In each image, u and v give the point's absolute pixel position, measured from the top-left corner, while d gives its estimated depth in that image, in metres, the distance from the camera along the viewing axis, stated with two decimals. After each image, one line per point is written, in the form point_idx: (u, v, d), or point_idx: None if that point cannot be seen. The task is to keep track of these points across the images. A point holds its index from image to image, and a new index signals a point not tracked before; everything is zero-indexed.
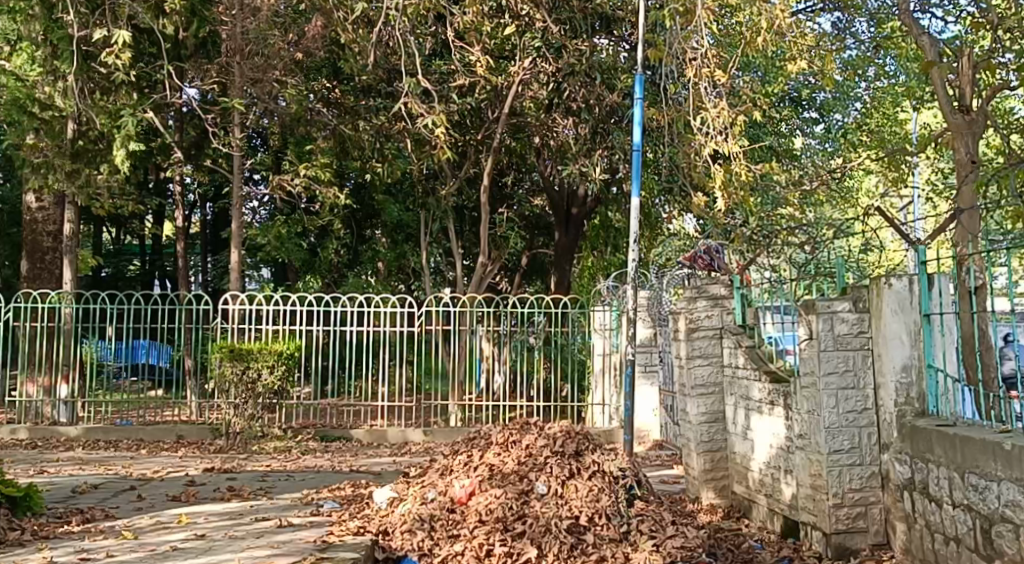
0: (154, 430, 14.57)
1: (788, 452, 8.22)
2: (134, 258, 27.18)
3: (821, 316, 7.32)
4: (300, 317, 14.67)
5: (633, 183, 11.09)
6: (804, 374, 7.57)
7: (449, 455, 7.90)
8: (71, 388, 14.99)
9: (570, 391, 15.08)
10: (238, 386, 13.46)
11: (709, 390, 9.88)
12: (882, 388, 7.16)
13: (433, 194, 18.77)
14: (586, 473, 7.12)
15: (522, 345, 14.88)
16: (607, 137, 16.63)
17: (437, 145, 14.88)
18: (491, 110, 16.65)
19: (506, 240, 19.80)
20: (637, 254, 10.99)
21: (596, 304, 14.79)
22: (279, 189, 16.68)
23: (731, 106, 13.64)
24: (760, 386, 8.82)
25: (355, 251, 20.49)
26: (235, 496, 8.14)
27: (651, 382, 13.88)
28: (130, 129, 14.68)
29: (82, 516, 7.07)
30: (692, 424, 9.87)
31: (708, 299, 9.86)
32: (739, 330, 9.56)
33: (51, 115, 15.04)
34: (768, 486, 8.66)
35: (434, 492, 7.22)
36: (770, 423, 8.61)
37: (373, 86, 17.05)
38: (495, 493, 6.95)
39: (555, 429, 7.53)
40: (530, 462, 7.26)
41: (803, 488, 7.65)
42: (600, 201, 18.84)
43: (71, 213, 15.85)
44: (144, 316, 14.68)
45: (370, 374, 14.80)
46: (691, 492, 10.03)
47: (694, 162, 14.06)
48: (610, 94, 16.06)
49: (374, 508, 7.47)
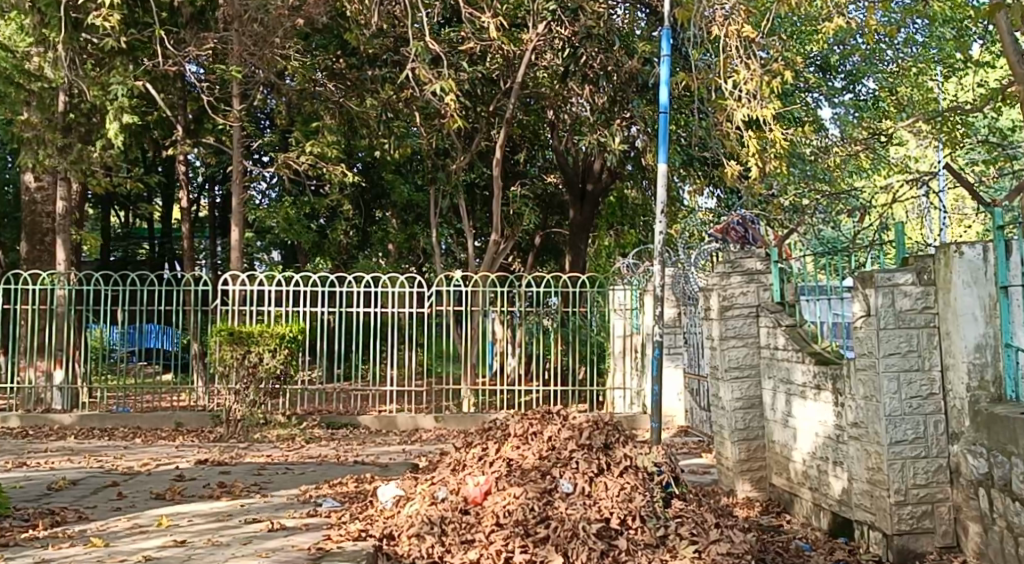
0: (152, 418, 13.79)
1: (839, 442, 7.41)
2: (144, 242, 26.63)
3: (880, 290, 6.49)
4: (304, 299, 13.87)
5: (660, 147, 10.14)
6: (859, 356, 6.76)
7: (461, 448, 7.15)
8: (67, 372, 14.11)
9: (589, 374, 14.32)
10: (239, 369, 12.70)
11: (744, 373, 9.02)
12: (951, 370, 6.33)
13: (443, 169, 17.50)
14: (617, 470, 6.34)
15: (536, 327, 14.05)
16: (625, 106, 15.61)
17: (447, 113, 14.05)
18: (503, 80, 15.78)
19: (519, 218, 18.60)
20: (663, 227, 10.01)
21: (615, 283, 13.97)
22: (285, 167, 15.82)
23: (765, 67, 12.97)
24: (804, 368, 8.01)
25: (364, 232, 19.71)
26: (226, 493, 7.35)
27: (675, 364, 13.13)
28: (124, 101, 13.88)
29: (52, 518, 6.32)
30: (725, 411, 9.04)
31: (743, 275, 8.98)
32: (777, 308, 8.75)
33: (40, 86, 14.30)
34: (814, 479, 7.86)
35: (445, 491, 6.45)
36: (816, 410, 7.80)
37: (379, 55, 16.14)
38: (515, 492, 6.16)
39: (582, 419, 6.74)
40: (553, 457, 6.48)
41: (859, 484, 6.83)
42: (616, 176, 17.89)
43: (64, 191, 15.04)
44: (140, 297, 13.89)
45: (379, 357, 14.02)
46: (724, 484, 9.20)
47: (726, 130, 13.34)
48: (629, 60, 15.09)
49: (378, 507, 6.70)
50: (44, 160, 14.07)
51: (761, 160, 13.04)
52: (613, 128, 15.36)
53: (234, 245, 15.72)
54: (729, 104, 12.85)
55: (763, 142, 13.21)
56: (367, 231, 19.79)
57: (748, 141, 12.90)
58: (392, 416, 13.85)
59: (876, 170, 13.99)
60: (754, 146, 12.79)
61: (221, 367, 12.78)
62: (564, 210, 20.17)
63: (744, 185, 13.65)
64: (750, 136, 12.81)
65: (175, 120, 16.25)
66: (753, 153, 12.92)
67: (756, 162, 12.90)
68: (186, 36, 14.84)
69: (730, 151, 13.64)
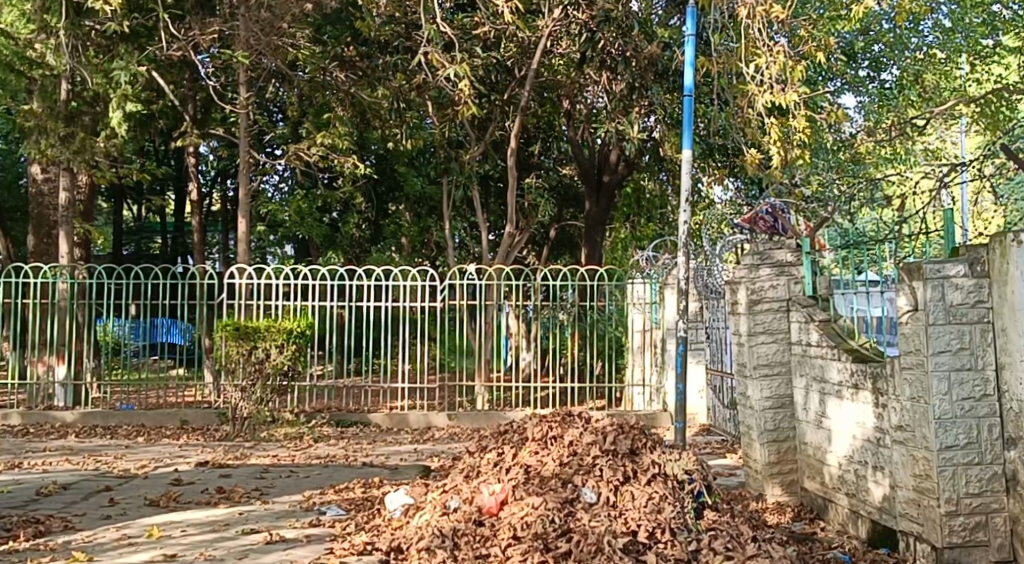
0: (156, 415, 13.36)
1: (880, 445, 6.93)
2: (157, 237, 26.30)
3: (930, 282, 5.98)
4: (312, 293, 13.44)
5: (684, 133, 9.68)
6: (904, 354, 6.25)
7: (475, 453, 6.72)
8: (69, 368, 13.69)
9: (606, 370, 13.84)
10: (245, 366, 12.27)
11: (774, 371, 8.50)
12: (1008, 369, 5.86)
13: (456, 160, 16.99)
14: (644, 477, 5.86)
15: (552, 322, 13.57)
16: (645, 94, 15.07)
17: (462, 98, 13.57)
18: (519, 67, 15.22)
19: (534, 210, 18.17)
20: (688, 216, 9.51)
21: (635, 276, 13.48)
22: (295, 159, 15.36)
23: (790, 51, 12.41)
24: (840, 366, 7.52)
25: (376, 225, 19.29)
26: (225, 499, 6.89)
27: (697, 360, 12.66)
28: (126, 88, 13.40)
29: (35, 528, 5.92)
30: (754, 411, 8.53)
31: (772, 267, 8.51)
32: (809, 302, 8.23)
33: (41, 73, 13.73)
34: (851, 485, 7.38)
35: (458, 501, 6.03)
36: (854, 411, 7.32)
37: (390, 42, 15.51)
38: (533, 503, 5.69)
39: (605, 422, 6.30)
40: (575, 464, 6.01)
41: (903, 492, 6.34)
42: (633, 167, 17.34)
43: (67, 181, 14.60)
44: (144, 292, 13.45)
45: (390, 352, 13.58)
46: (752, 487, 8.70)
47: (747, 116, 12.74)
48: (648, 44, 14.55)
49: (386, 517, 6.26)
50: (46, 150, 13.70)
51: (783, 148, 12.54)
52: (632, 116, 14.92)
53: (241, 239, 15.30)
54: (750, 89, 12.26)
55: (785, 129, 12.66)
56: (380, 224, 19.37)
57: (769, 128, 12.36)
58: (403, 414, 13.44)
59: (900, 157, 13.55)
60: (775, 134, 12.29)
61: (225, 364, 12.36)
62: (579, 202, 19.70)
63: (766, 173, 13.13)
64: (772, 122, 12.28)
65: (183, 110, 15.82)
66: (774, 141, 12.42)
67: (778, 151, 12.43)
68: (192, 22, 14.38)
69: (751, 138, 13.12)
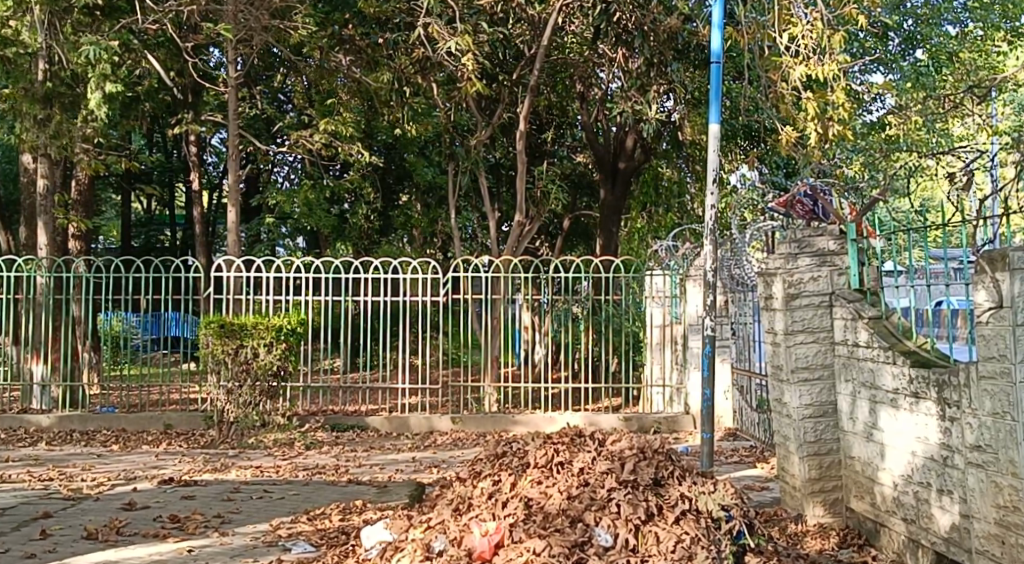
0: (140, 419, 12.33)
1: (945, 465, 5.94)
2: (166, 229, 25.41)
3: (1017, 274, 4.96)
4: (305, 287, 12.40)
5: (712, 104, 8.53)
6: (984, 360, 5.24)
7: (467, 481, 5.82)
8: (45, 368, 12.63)
9: (624, 368, 12.77)
10: (231, 367, 11.30)
11: (815, 375, 7.43)
12: None
13: (463, 144, 15.86)
14: (669, 516, 5.12)
15: (564, 316, 12.49)
16: (665, 70, 13.80)
17: (466, 74, 12.46)
18: (529, 45, 14.05)
19: (544, 198, 16.84)
20: (716, 200, 8.38)
21: (653, 268, 12.42)
22: (294, 146, 14.31)
23: (828, 18, 11.30)
24: (894, 370, 6.49)
25: (384, 215, 18.29)
26: (177, 532, 6.04)
27: (723, 359, 11.61)
28: (105, 67, 12.26)
29: None
30: (792, 420, 7.46)
31: (812, 257, 7.41)
32: (854, 297, 7.19)
33: (14, 52, 12.65)
34: (909, 509, 6.36)
35: (444, 542, 5.15)
36: (910, 424, 6.30)
37: (388, 19, 14.19)
38: (535, 546, 4.87)
39: (623, 446, 5.55)
40: (585, 497, 5.20)
41: (980, 525, 5.34)
42: (650, 153, 16.25)
43: (45, 168, 13.52)
44: (124, 286, 12.40)
45: (388, 349, 12.51)
46: (789, 506, 7.64)
47: (780, 92, 11.64)
48: (668, 17, 13.28)
49: (360, 557, 5.41)
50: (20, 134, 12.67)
51: (822, 125, 11.44)
52: (651, 96, 13.65)
53: (232, 228, 14.26)
54: (784, 61, 11.24)
55: (823, 104, 11.52)
56: (389, 215, 18.34)
57: (805, 104, 11.30)
58: (405, 417, 12.39)
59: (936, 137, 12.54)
60: (813, 110, 11.18)
61: (210, 363, 11.38)
62: (593, 190, 18.63)
63: (801, 154, 12.04)
64: (808, 97, 11.20)
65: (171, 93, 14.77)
66: (811, 118, 11.37)
67: (816, 129, 11.43)
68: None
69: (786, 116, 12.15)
